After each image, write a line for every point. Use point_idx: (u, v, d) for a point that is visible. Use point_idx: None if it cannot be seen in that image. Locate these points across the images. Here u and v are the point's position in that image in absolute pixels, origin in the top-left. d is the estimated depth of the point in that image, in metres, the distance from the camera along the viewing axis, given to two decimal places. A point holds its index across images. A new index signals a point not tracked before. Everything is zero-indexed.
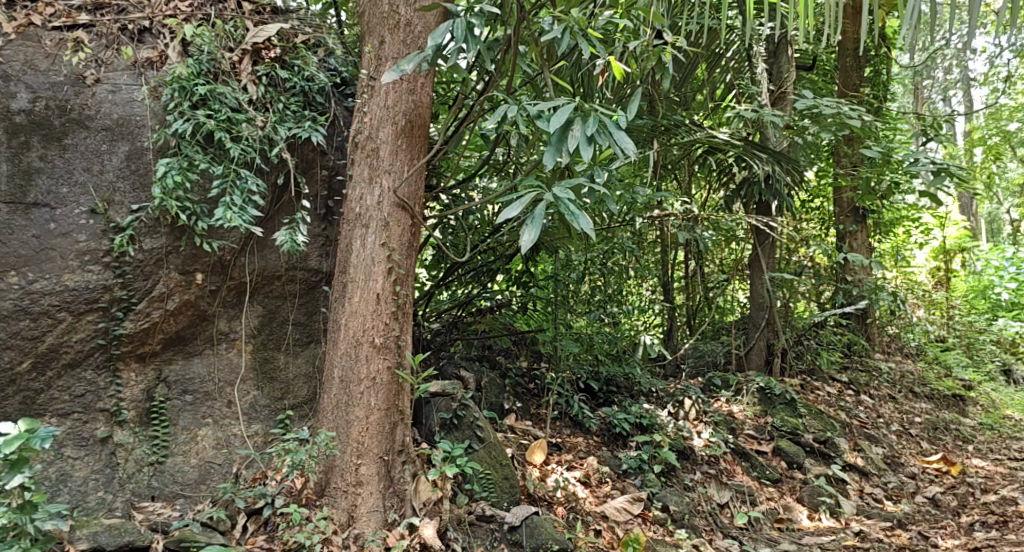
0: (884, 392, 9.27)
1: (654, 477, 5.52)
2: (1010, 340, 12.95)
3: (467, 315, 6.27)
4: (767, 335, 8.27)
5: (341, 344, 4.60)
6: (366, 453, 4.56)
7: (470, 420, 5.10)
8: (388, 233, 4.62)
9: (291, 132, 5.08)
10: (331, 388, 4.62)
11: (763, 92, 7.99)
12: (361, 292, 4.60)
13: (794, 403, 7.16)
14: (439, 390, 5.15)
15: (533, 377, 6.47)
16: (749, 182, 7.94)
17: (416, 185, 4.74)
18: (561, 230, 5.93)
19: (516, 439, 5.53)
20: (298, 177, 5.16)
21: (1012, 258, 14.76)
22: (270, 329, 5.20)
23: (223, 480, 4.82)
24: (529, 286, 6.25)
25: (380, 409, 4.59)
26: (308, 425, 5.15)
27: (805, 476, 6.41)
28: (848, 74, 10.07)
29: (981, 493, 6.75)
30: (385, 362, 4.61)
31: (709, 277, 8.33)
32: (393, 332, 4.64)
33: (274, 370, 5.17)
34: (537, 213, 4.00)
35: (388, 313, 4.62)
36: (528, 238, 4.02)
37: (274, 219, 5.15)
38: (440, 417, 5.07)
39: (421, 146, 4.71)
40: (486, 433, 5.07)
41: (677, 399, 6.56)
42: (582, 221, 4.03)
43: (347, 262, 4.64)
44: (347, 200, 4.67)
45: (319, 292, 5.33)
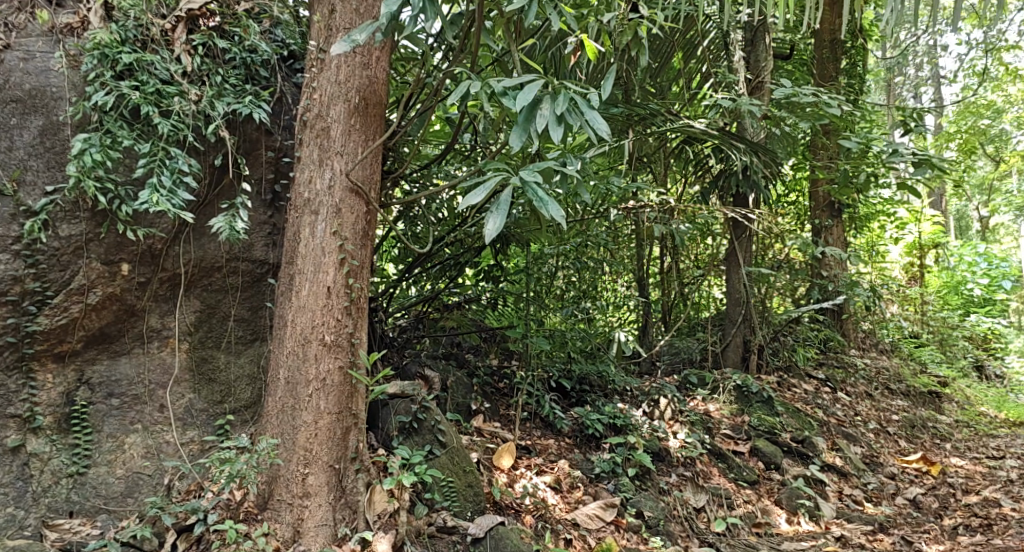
0: (861, 389, 9.06)
1: (629, 481, 5.22)
2: (983, 336, 13.25)
3: (432, 310, 5.94)
4: (744, 331, 8.04)
5: (288, 342, 4.28)
6: (314, 461, 4.25)
7: (431, 423, 4.78)
8: (340, 221, 4.31)
9: (231, 107, 4.72)
10: (277, 389, 4.30)
11: (741, 81, 7.75)
12: (310, 286, 4.28)
13: (771, 401, 6.93)
14: (398, 392, 4.81)
15: (502, 377, 6.17)
16: (726, 173, 7.76)
17: (372, 169, 4.42)
18: (533, 221, 5.67)
19: (481, 441, 5.21)
20: (238, 158, 4.81)
21: (986, 253, 14.78)
22: (209, 325, 4.84)
23: (153, 492, 4.49)
24: (499, 281, 5.92)
25: (331, 412, 4.28)
26: (249, 431, 4.79)
27: (783, 477, 6.14)
28: (825, 64, 9.87)
29: (963, 494, 6.55)
30: (337, 361, 4.29)
31: (684, 273, 8.04)
32: (345, 328, 4.32)
33: (213, 371, 4.82)
34: (504, 198, 3.73)
35: (340, 309, 4.30)
36: (493, 225, 3.74)
37: (212, 204, 4.81)
38: (398, 421, 4.75)
39: (377, 126, 4.39)
40: (449, 438, 4.78)
41: (652, 399, 6.31)
42: (551, 207, 3.75)
43: (295, 252, 4.32)
44: (296, 184, 4.34)
45: (264, 285, 4.98)
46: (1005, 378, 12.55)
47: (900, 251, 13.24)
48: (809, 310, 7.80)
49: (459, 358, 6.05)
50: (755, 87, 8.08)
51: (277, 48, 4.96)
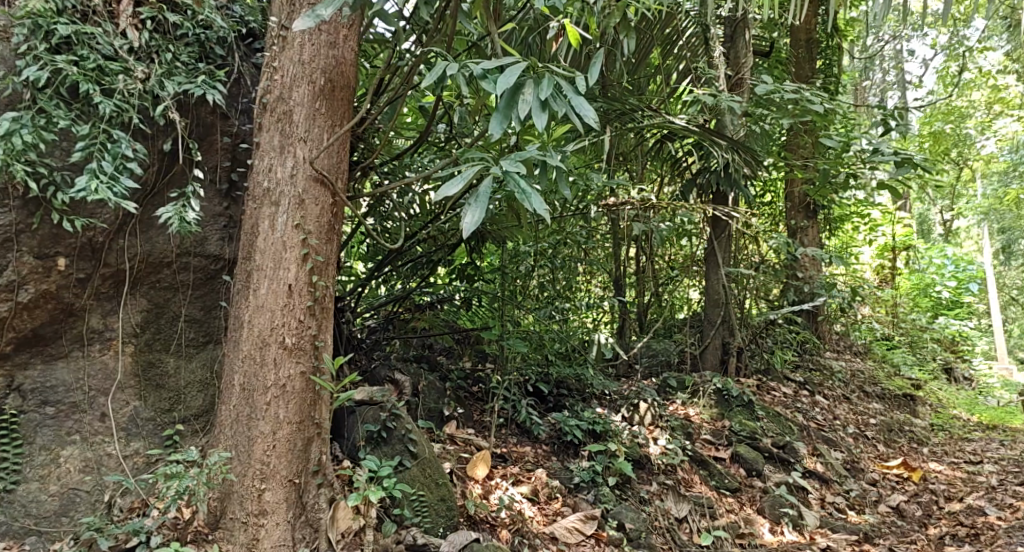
0: (838, 392, 8.91)
1: (609, 491, 4.99)
2: (952, 339, 13.30)
3: (404, 309, 5.66)
4: (722, 334, 7.85)
5: (243, 345, 3.99)
6: (271, 476, 3.95)
7: (401, 434, 4.50)
8: (303, 213, 4.01)
9: (181, 87, 4.41)
10: (231, 397, 4.00)
11: (721, 76, 7.53)
12: (269, 284, 3.98)
13: (751, 405, 6.74)
14: (367, 398, 4.57)
15: (477, 381, 5.90)
16: (707, 171, 7.55)
17: (338, 157, 4.14)
18: (511, 217, 5.46)
19: (455, 449, 4.94)
20: (189, 142, 4.51)
21: (953, 257, 14.86)
22: (157, 326, 4.55)
23: (91, 511, 4.18)
24: (474, 280, 5.73)
25: (291, 422, 3.99)
26: (200, 443, 4.49)
27: (765, 484, 5.94)
28: (803, 62, 9.70)
29: (946, 501, 6.41)
30: (298, 366, 4.00)
31: (659, 273, 7.83)
32: (308, 330, 4.03)
33: (162, 376, 4.52)
34: (484, 189, 3.48)
35: (302, 309, 4.01)
36: (472, 217, 3.48)
37: (161, 194, 4.50)
38: (366, 430, 4.47)
39: (344, 110, 4.12)
40: (421, 448, 4.51)
41: (632, 403, 6.08)
42: (534, 200, 3.58)
43: (253, 247, 4.02)
44: (254, 173, 4.04)
45: (219, 282, 4.70)
46: (973, 381, 12.56)
47: (873, 252, 13.10)
48: (789, 312, 7.62)
49: (431, 361, 5.78)
50: (736, 82, 7.85)
51: (235, 24, 4.67)
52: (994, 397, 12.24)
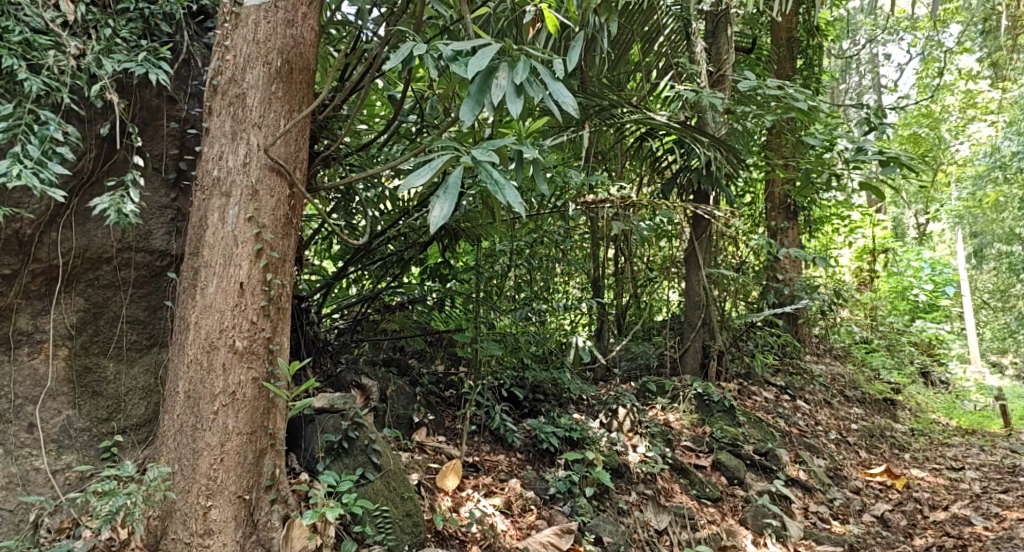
0: (819, 397, 8.73)
1: (586, 502, 4.75)
2: (930, 342, 13.21)
3: (373, 310, 5.38)
4: (702, 336, 7.65)
5: (189, 350, 3.72)
6: (218, 492, 3.70)
7: (363, 444, 4.26)
8: (256, 205, 3.76)
9: (121, 66, 4.15)
10: (175, 405, 3.73)
11: (703, 72, 7.33)
12: (218, 282, 3.72)
13: (732, 411, 6.55)
14: (327, 406, 4.30)
15: (450, 385, 5.65)
16: (688, 169, 7.35)
17: (296, 145, 3.89)
18: (485, 214, 5.22)
19: (424, 459, 4.69)
20: (129, 126, 4.24)
21: (930, 260, 14.79)
22: (95, 328, 4.26)
23: (14, 534, 3.90)
24: (447, 281, 5.50)
25: (241, 433, 3.73)
26: (141, 455, 4.23)
27: (747, 493, 5.73)
28: (783, 60, 9.54)
29: (930, 510, 6.24)
30: (249, 372, 3.75)
31: (638, 275, 7.59)
32: (261, 332, 3.78)
33: (99, 383, 4.24)
34: (453, 180, 3.28)
35: (255, 310, 3.76)
36: (440, 210, 3.27)
37: (98, 183, 4.22)
38: (325, 441, 4.22)
39: (303, 95, 3.88)
40: (385, 459, 4.27)
41: (610, 408, 5.85)
42: (507, 192, 3.42)
43: (201, 241, 3.76)
44: (203, 161, 3.79)
45: (164, 280, 4.42)
46: (948, 385, 12.53)
47: (850, 256, 12.74)
48: (771, 314, 7.43)
49: (400, 363, 5.50)
50: (717, 78, 7.63)
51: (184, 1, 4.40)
52: (969, 402, 12.36)
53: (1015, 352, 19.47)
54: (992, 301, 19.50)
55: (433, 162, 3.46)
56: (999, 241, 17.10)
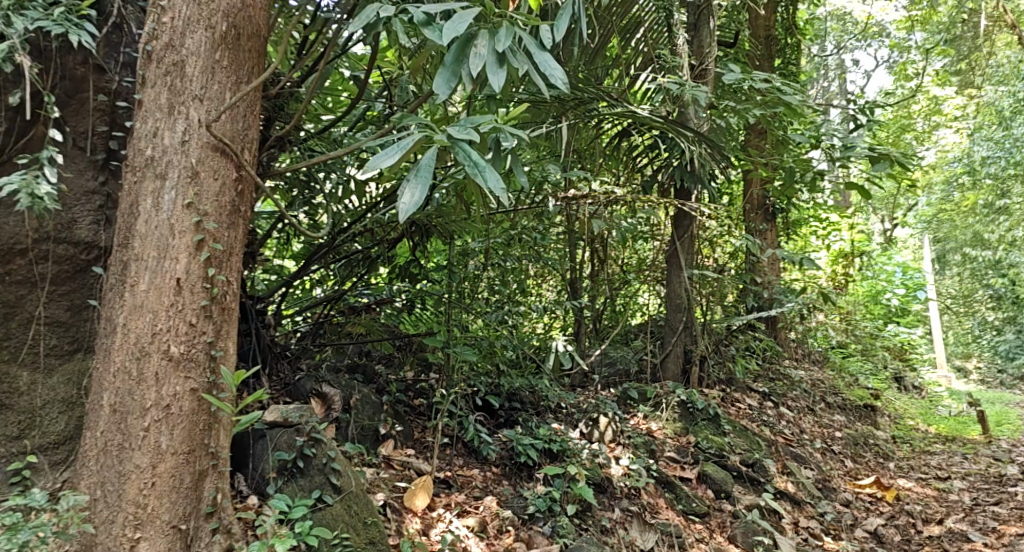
0: (802, 403, 8.42)
1: (568, 522, 4.39)
2: (902, 347, 13.06)
3: (337, 311, 5.01)
4: (684, 341, 7.30)
5: (117, 356, 3.32)
6: (149, 522, 3.29)
7: (322, 462, 3.87)
8: (196, 188, 3.38)
9: (35, 24, 3.73)
10: (99, 419, 3.33)
11: (685, 66, 6.96)
12: (150, 278, 3.33)
13: (717, 419, 6.26)
14: (280, 420, 3.91)
15: (419, 392, 5.22)
16: (670, 165, 7.00)
17: (244, 123, 3.52)
18: (459, 209, 4.82)
19: (391, 476, 4.29)
20: (44, 94, 3.83)
21: (902, 265, 14.65)
22: (6, 332, 3.84)
23: None
24: (418, 281, 5.20)
25: (176, 452, 3.33)
26: (60, 478, 3.80)
27: (735, 508, 5.41)
28: (761, 55, 9.25)
29: (923, 524, 5.98)
30: (187, 381, 3.35)
31: (613, 278, 7.29)
32: (201, 337, 3.39)
33: (10, 394, 3.82)
34: (425, 162, 3.08)
35: (195, 311, 3.37)
36: (412, 193, 3.07)
37: (9, 161, 3.83)
38: (276, 459, 3.82)
39: (250, 65, 3.52)
40: (345, 481, 3.87)
41: (590, 418, 5.53)
42: (486, 175, 3.17)
43: (132, 230, 3.37)
44: (134, 138, 3.40)
45: (90, 276, 4.01)
46: (922, 391, 12.44)
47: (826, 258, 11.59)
48: (755, 319, 7.14)
49: (365, 371, 5.05)
50: (699, 71, 7.25)
51: None
52: (943, 407, 12.38)
53: (981, 357, 19.44)
54: (957, 306, 19.51)
55: (402, 141, 3.15)
56: (970, 246, 17.01)
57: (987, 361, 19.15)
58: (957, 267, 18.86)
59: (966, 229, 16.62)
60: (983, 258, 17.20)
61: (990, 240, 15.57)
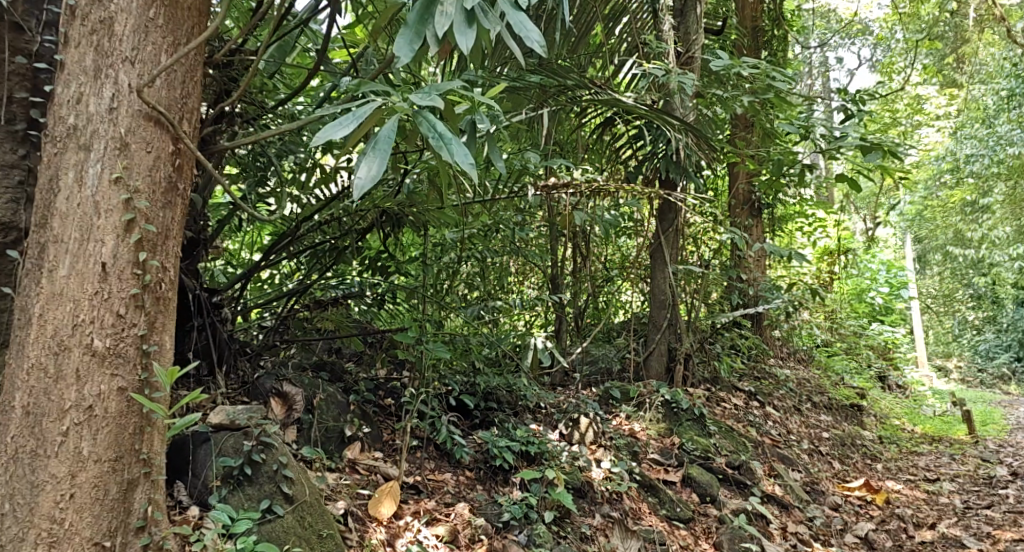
0: (789, 403, 8.04)
1: (546, 530, 4.13)
2: (886, 346, 12.89)
3: (303, 305, 4.70)
4: (669, 338, 7.02)
5: (32, 349, 3.02)
6: (67, 537, 3.01)
7: (272, 469, 3.61)
8: (125, 162, 3.09)
9: None
10: (12, 417, 3.01)
11: (672, 52, 6.72)
12: (71, 263, 3.03)
13: (702, 420, 6.03)
14: (227, 423, 3.67)
15: (391, 392, 4.92)
16: (655, 156, 6.74)
17: (181, 91, 3.23)
18: (430, 196, 4.54)
19: (354, 482, 4.00)
20: None
21: (887, 263, 14.47)
22: None
23: None
24: (390, 274, 4.90)
25: (102, 459, 3.05)
26: None
27: (721, 513, 5.17)
28: (749, 45, 9.01)
29: (915, 529, 5.77)
30: (114, 379, 3.07)
31: (597, 275, 7.03)
32: (131, 329, 3.10)
33: None
34: (384, 133, 2.82)
35: (123, 299, 3.08)
36: (369, 167, 2.81)
37: None
38: (222, 466, 3.54)
39: (190, 26, 3.23)
40: (297, 490, 3.60)
41: (571, 418, 5.29)
42: (453, 149, 2.92)
43: (50, 207, 3.06)
44: (54, 105, 3.09)
45: (5, 260, 3.44)
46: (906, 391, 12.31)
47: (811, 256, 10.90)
48: (742, 315, 6.91)
49: (331, 370, 4.75)
50: (686, 58, 6.95)
51: None
52: (927, 407, 12.21)
53: (961, 356, 19.52)
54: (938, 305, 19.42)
55: (358, 111, 2.90)
56: (955, 243, 16.89)
57: (966, 360, 19.19)
58: (939, 266, 18.78)
59: (950, 227, 16.51)
60: (965, 257, 17.08)
61: (975, 239, 15.47)
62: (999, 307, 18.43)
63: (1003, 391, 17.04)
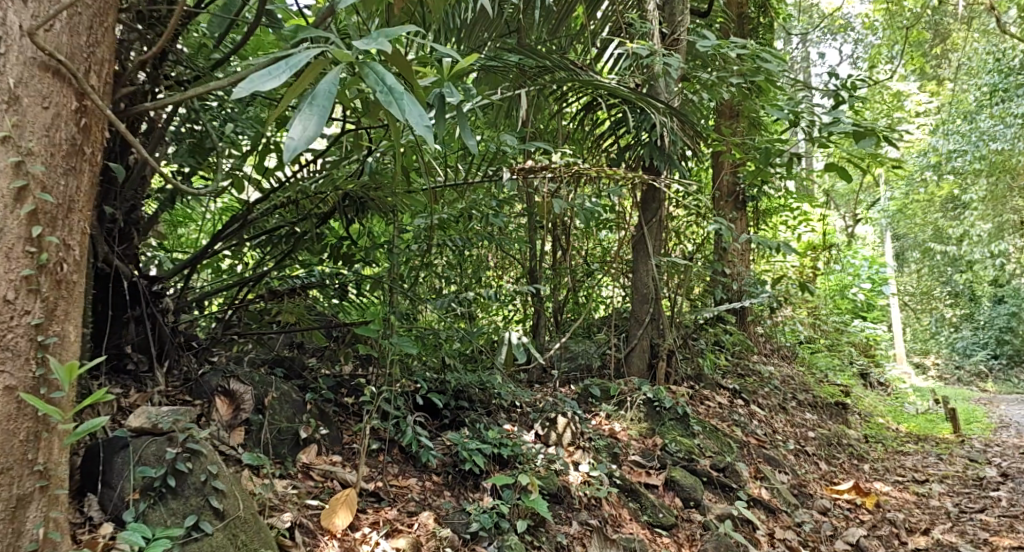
0: (773, 401, 7.63)
1: (518, 541, 3.80)
2: (868, 343, 12.62)
3: (256, 295, 4.36)
4: (651, 334, 6.68)
5: None
6: None
7: (205, 480, 3.26)
8: (16, 118, 2.63)
9: None
10: None
11: (657, 32, 6.41)
12: None
13: (686, 419, 5.73)
14: (148, 426, 3.29)
15: (354, 390, 4.59)
16: (637, 143, 6.40)
17: (87, 35, 2.77)
18: (393, 175, 4.19)
19: (305, 490, 3.66)
20: None
21: (869, 259, 14.21)
22: None
23: None
24: (353, 261, 4.56)
25: None
26: None
27: (706, 518, 4.87)
28: (735, 31, 8.70)
29: (908, 535, 5.50)
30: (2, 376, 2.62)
31: (578, 269, 6.72)
32: (23, 317, 2.65)
33: None
34: (323, 87, 2.51)
35: (12, 281, 2.63)
36: (305, 125, 2.49)
37: None
38: (140, 475, 3.17)
39: None
40: (228, 504, 3.26)
41: (548, 418, 4.98)
42: (403, 104, 2.63)
43: None
44: None
45: None
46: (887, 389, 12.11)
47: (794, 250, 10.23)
48: (727, 309, 6.60)
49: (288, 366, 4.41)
50: (671, 39, 6.60)
51: None
52: (909, 406, 11.93)
53: (938, 353, 19.34)
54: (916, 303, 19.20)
55: (293, 60, 2.56)
56: (935, 240, 16.63)
57: (943, 357, 19.04)
58: (918, 263, 18.55)
59: (930, 224, 16.29)
60: (945, 254, 16.87)
61: (956, 236, 15.30)
62: (976, 304, 18.27)
63: (983, 389, 16.83)
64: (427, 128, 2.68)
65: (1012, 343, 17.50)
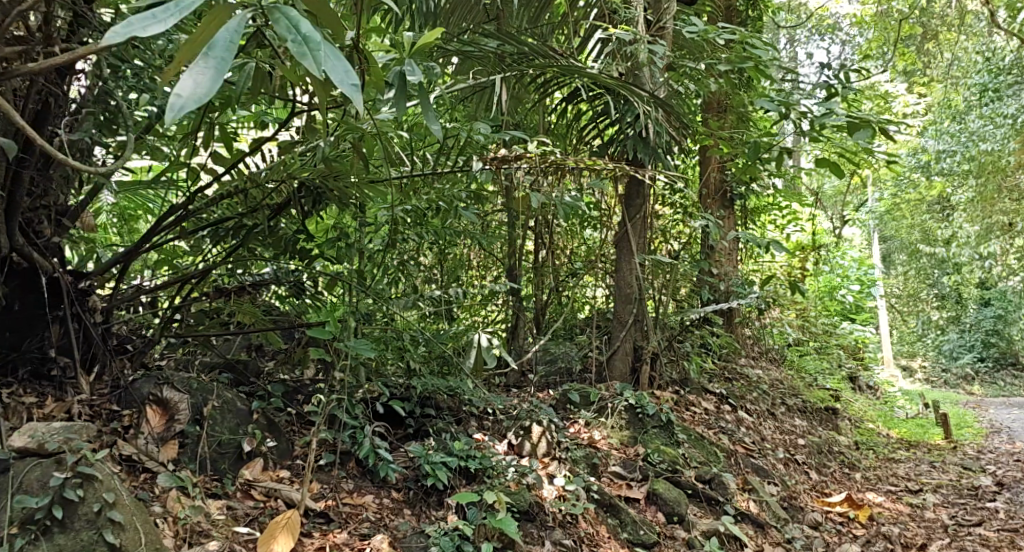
0: (762, 407, 7.32)
1: None
2: (856, 346, 12.32)
3: (201, 293, 4.02)
4: (634, 336, 6.34)
5: None
6: None
7: (96, 511, 3.00)
8: None
9: None
10: None
11: (641, 18, 6.03)
12: None
13: (670, 427, 5.41)
14: (33, 447, 3.05)
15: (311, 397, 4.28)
16: (621, 135, 6.10)
17: None
18: (355, 163, 3.84)
19: (242, 512, 3.38)
20: None
21: (858, 260, 13.93)
22: None
23: None
24: (313, 257, 4.20)
25: None
26: None
27: (689, 536, 4.54)
28: (723, 22, 8.36)
29: None
30: None
31: (562, 268, 6.45)
32: None
33: None
34: (222, 37, 2.28)
35: None
36: (197, 80, 2.26)
37: None
38: (21, 505, 2.93)
39: None
40: (126, 539, 3.00)
41: (521, 427, 4.66)
42: (319, 62, 2.40)
43: None
44: None
45: None
46: (876, 393, 11.84)
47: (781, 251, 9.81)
48: (715, 310, 6.27)
49: (236, 373, 4.12)
50: (657, 26, 6.26)
51: None
52: (898, 411, 11.64)
53: (925, 356, 19.10)
54: (903, 305, 18.93)
55: (184, 5, 2.33)
56: (924, 241, 16.34)
57: (930, 360, 18.81)
58: (903, 265, 18.27)
59: (917, 225, 16.03)
60: (935, 255, 16.59)
61: (945, 237, 15.05)
62: (963, 307, 18.03)
63: (971, 392, 16.58)
64: (351, 86, 2.42)
65: (998, 346, 17.51)
